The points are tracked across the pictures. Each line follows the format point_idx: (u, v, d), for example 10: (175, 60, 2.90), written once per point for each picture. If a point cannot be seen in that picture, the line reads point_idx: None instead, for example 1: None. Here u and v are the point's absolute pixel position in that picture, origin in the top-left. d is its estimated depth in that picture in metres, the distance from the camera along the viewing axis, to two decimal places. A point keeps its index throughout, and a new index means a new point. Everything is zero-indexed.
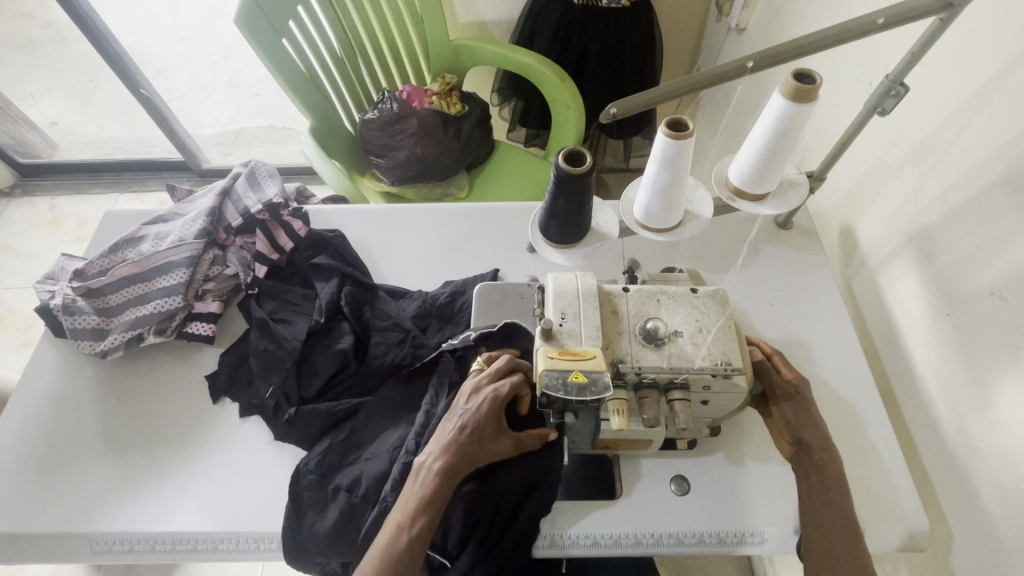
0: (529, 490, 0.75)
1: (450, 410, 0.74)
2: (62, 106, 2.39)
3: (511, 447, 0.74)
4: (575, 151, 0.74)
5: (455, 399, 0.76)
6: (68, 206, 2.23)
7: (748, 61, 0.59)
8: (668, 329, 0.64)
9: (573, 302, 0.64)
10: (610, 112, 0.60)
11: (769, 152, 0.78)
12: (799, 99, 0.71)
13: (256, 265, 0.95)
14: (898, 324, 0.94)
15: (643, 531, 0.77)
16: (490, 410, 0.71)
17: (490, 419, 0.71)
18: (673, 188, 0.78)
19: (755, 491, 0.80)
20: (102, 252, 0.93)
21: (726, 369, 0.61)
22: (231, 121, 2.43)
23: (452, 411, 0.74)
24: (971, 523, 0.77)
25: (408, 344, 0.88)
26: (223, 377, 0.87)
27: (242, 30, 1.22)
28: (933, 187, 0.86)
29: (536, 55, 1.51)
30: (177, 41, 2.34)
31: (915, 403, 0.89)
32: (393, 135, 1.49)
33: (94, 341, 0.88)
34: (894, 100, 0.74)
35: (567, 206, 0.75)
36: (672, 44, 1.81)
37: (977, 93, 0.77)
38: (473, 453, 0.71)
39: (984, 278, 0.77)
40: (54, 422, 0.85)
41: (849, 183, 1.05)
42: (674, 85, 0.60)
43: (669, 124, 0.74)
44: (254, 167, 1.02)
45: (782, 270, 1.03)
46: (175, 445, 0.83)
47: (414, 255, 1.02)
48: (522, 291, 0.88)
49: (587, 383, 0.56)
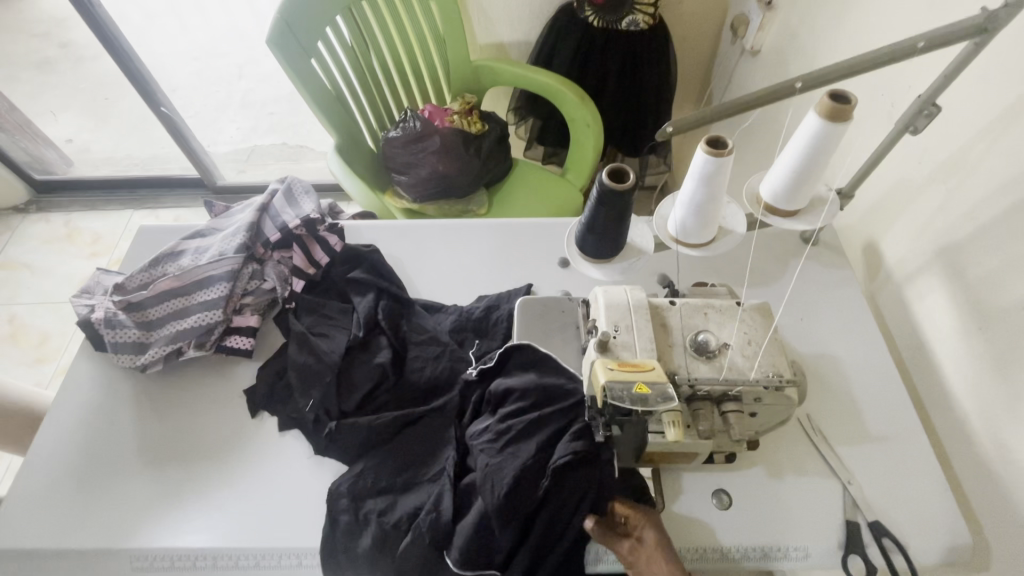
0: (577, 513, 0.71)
1: None
2: (78, 123, 2.42)
3: None
4: (617, 168, 0.76)
5: None
6: (84, 222, 2.25)
7: (797, 81, 0.62)
8: (718, 342, 0.65)
9: (624, 316, 0.64)
10: (665, 130, 0.63)
11: (803, 170, 0.81)
12: (835, 118, 0.74)
13: (294, 280, 0.96)
14: (927, 338, 0.95)
15: (687, 545, 0.77)
16: None
17: None
18: (711, 205, 0.81)
19: (796, 506, 0.80)
20: (143, 266, 0.93)
21: (779, 381, 0.62)
22: (245, 137, 2.48)
23: None
24: (1010, 534, 0.78)
25: (446, 358, 0.89)
26: (260, 393, 0.87)
27: (274, 50, 1.25)
28: (961, 204, 0.88)
29: (558, 77, 1.55)
30: (191, 61, 2.37)
31: (948, 417, 0.90)
32: (416, 152, 1.52)
33: (134, 355, 0.88)
34: (927, 119, 0.76)
35: (607, 220, 0.79)
36: (685, 65, 1.85)
37: (1003, 114, 0.80)
38: None
39: (1016, 293, 0.79)
40: (91, 437, 0.84)
41: (873, 200, 1.07)
42: (722, 107, 0.62)
43: (709, 142, 0.77)
44: (290, 184, 1.03)
45: (811, 284, 1.03)
46: (213, 461, 0.83)
47: (447, 269, 1.03)
48: (564, 305, 0.85)
49: (653, 394, 0.55)
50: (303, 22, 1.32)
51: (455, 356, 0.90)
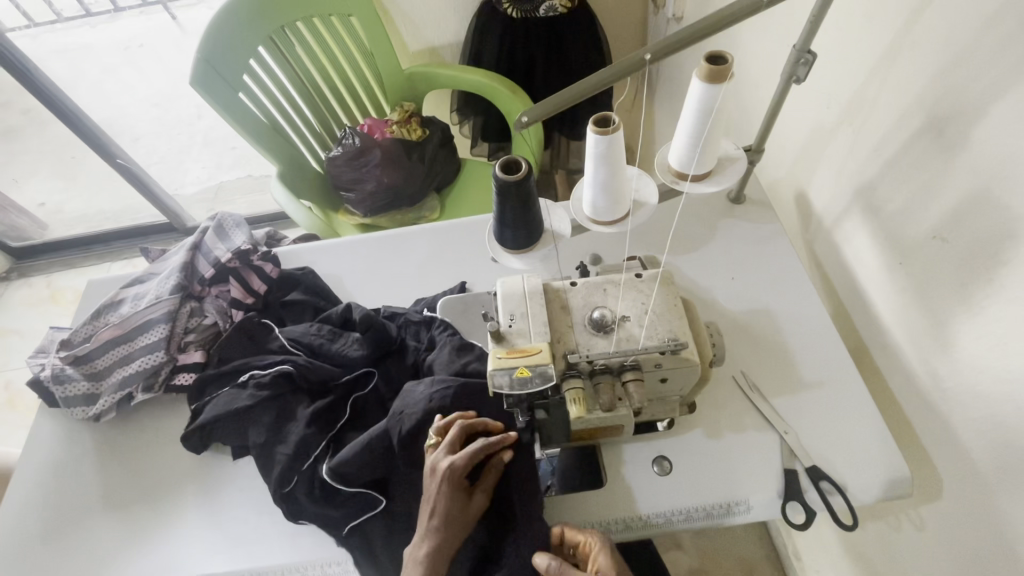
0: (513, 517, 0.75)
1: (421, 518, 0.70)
2: (47, 186, 2.45)
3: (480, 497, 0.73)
4: (510, 159, 0.78)
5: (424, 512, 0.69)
6: (64, 281, 2.30)
7: (645, 53, 0.64)
8: (615, 315, 0.67)
9: (520, 303, 0.67)
10: (521, 121, 0.66)
11: (697, 135, 0.81)
12: (714, 80, 0.74)
13: (234, 312, 0.98)
14: (859, 278, 0.96)
15: (632, 515, 0.80)
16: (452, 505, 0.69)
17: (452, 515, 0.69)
18: (613, 181, 0.81)
19: (736, 462, 0.82)
20: (86, 320, 0.98)
21: (673, 345, 0.63)
22: (211, 176, 2.46)
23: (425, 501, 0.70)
24: (953, 460, 0.79)
25: (368, 359, 0.90)
26: (196, 436, 0.86)
27: (198, 90, 1.28)
28: (867, 142, 0.88)
29: (489, 74, 1.56)
30: (151, 107, 2.46)
31: (886, 353, 0.91)
32: (359, 168, 1.52)
33: (86, 406, 0.92)
34: (806, 67, 0.77)
35: (514, 212, 0.79)
36: (618, 40, 1.86)
37: (889, 49, 0.80)
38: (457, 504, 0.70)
39: (924, 224, 0.80)
40: (56, 489, 0.88)
41: (795, 150, 1.08)
42: (580, 87, 0.63)
43: (598, 121, 0.78)
44: (221, 220, 1.06)
45: (742, 242, 1.05)
46: (170, 496, 0.86)
47: (384, 278, 1.06)
48: (482, 301, 0.91)
49: (535, 376, 0.60)
50: (223, 58, 1.34)
51: (374, 355, 0.90)
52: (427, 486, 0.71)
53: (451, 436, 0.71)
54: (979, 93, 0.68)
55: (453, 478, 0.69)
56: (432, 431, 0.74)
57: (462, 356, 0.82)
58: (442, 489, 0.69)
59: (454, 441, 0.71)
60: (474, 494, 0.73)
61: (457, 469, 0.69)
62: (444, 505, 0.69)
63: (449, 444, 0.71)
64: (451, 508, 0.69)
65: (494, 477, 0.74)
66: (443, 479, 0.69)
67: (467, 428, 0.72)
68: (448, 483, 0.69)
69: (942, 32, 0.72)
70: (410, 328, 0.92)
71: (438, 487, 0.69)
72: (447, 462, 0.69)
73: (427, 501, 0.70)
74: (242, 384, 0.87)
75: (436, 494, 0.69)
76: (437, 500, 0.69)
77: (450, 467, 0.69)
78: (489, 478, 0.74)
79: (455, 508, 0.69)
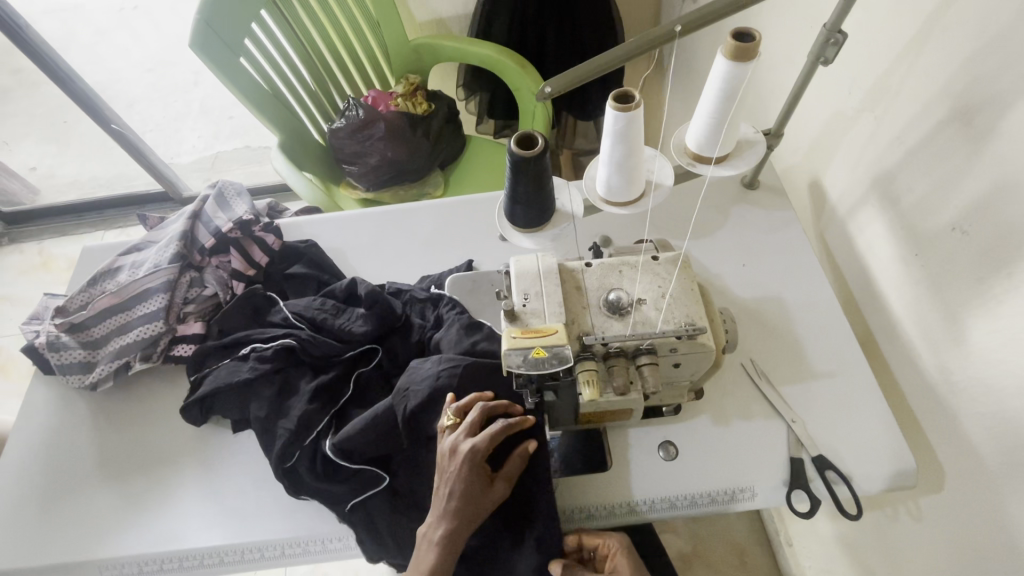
0: (520, 499, 0.75)
1: (437, 498, 0.69)
2: (39, 150, 2.39)
3: (502, 485, 0.70)
4: (526, 134, 0.75)
5: (441, 494, 0.68)
6: (57, 249, 2.25)
7: (677, 24, 0.61)
8: (631, 298, 0.65)
9: (534, 282, 0.66)
10: (545, 91, 0.62)
11: (718, 116, 0.78)
12: (739, 58, 0.71)
13: (234, 283, 0.95)
14: (871, 268, 0.95)
15: (637, 499, 0.79)
16: (471, 490, 0.68)
17: (472, 500, 0.68)
18: (630, 160, 0.79)
19: (742, 449, 0.82)
20: (81, 287, 0.95)
21: (690, 329, 0.62)
22: (207, 146, 2.40)
23: (441, 482, 0.69)
24: (958, 454, 0.79)
25: (373, 337, 0.88)
26: (195, 407, 0.84)
27: (197, 53, 1.23)
28: (889, 130, 0.86)
29: (497, 47, 1.51)
30: (144, 72, 2.38)
31: (895, 345, 0.90)
32: (363, 140, 1.49)
33: (83, 374, 0.90)
34: (835, 48, 0.74)
35: (528, 189, 0.77)
36: (630, 17, 1.80)
37: (918, 32, 0.78)
38: (477, 491, 0.68)
39: (943, 216, 0.78)
40: (50, 458, 0.87)
41: (812, 136, 1.06)
42: (604, 59, 0.61)
43: (618, 98, 0.75)
44: (222, 188, 1.03)
45: (754, 229, 1.03)
46: (168, 468, 0.85)
47: (389, 254, 1.03)
48: (493, 278, 0.89)
49: (550, 357, 0.58)
50: (224, 21, 1.28)
51: (380, 332, 0.88)
52: (445, 468, 0.69)
53: (472, 418, 0.70)
54: (1010, 81, 0.66)
55: (473, 464, 0.68)
56: (450, 412, 0.72)
57: (472, 336, 0.81)
58: (461, 472, 0.68)
59: (474, 424, 0.70)
60: (494, 480, 0.71)
61: (478, 454, 0.68)
62: (463, 489, 0.67)
63: (469, 427, 0.70)
64: (471, 494, 0.68)
65: (518, 464, 0.71)
66: (463, 463, 0.68)
67: (488, 411, 0.71)
68: (468, 467, 0.68)
69: (976, 16, 0.69)
70: (417, 304, 0.91)
71: (457, 470, 0.68)
72: (467, 445, 0.68)
73: (444, 482, 0.69)
74: (243, 356, 0.86)
75: (455, 477, 0.68)
76: (455, 483, 0.68)
77: (471, 451, 0.68)
78: (513, 465, 0.71)
79: (473, 492, 0.68)
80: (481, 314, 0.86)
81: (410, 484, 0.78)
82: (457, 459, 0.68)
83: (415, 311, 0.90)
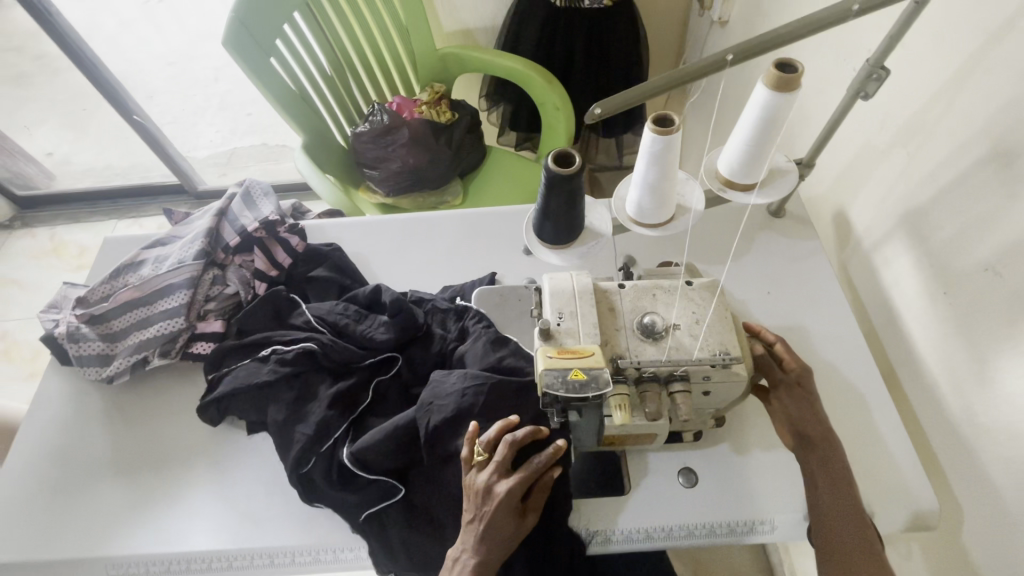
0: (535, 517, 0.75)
1: (470, 536, 0.68)
2: (57, 136, 2.39)
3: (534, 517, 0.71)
4: (563, 152, 0.75)
5: (475, 532, 0.68)
6: (69, 235, 2.25)
7: (727, 54, 0.61)
8: (666, 322, 0.65)
9: (569, 301, 0.65)
10: (593, 112, 0.62)
11: (756, 145, 0.78)
12: (781, 88, 0.71)
13: (257, 283, 0.95)
14: (895, 304, 0.94)
15: (654, 525, 0.78)
16: (506, 528, 0.67)
17: (508, 537, 0.67)
18: (664, 183, 0.79)
19: (762, 479, 0.81)
20: (104, 278, 0.94)
21: (725, 358, 0.62)
22: (224, 142, 2.44)
23: (473, 519, 0.69)
24: (978, 497, 0.78)
25: (394, 346, 0.87)
26: (212, 408, 0.84)
27: (230, 51, 1.24)
28: (922, 167, 0.86)
29: (524, 61, 1.52)
30: (166, 66, 2.34)
31: (917, 382, 0.90)
32: (386, 146, 1.49)
33: (100, 366, 0.90)
34: (876, 84, 0.75)
35: (561, 206, 0.76)
36: (657, 38, 1.81)
37: (959, 72, 0.78)
38: (512, 530, 0.68)
39: (976, 256, 0.78)
40: (62, 450, 0.86)
41: (841, 167, 1.06)
42: (652, 84, 0.61)
43: (657, 120, 0.74)
44: (249, 186, 1.03)
45: (778, 257, 1.04)
46: (181, 467, 0.84)
47: (412, 261, 1.03)
48: (519, 293, 0.87)
49: (587, 380, 0.58)
50: (259, 23, 1.29)
51: (402, 341, 0.87)
52: (478, 507, 0.68)
53: (502, 456, 0.68)
54: None
55: (509, 505, 0.67)
56: (479, 447, 0.70)
57: (498, 352, 0.80)
58: (497, 512, 0.67)
59: (505, 462, 0.69)
60: (525, 512, 0.70)
61: (514, 495, 0.68)
62: (499, 528, 0.67)
63: (501, 467, 0.69)
64: (507, 532, 0.67)
65: (547, 493, 0.71)
66: (498, 505, 0.67)
67: (517, 445, 0.69)
68: (504, 507, 0.67)
69: (1019, 61, 0.69)
70: (441, 314, 0.90)
71: (493, 510, 0.67)
72: (503, 489, 0.67)
73: (479, 522, 0.68)
74: (263, 358, 0.85)
75: (490, 519, 0.67)
76: (491, 524, 0.67)
77: (507, 494, 0.67)
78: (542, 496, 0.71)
79: (509, 532, 0.67)
80: (506, 329, 0.86)
81: (425, 497, 0.76)
82: (493, 499, 0.67)
83: (437, 322, 0.90)
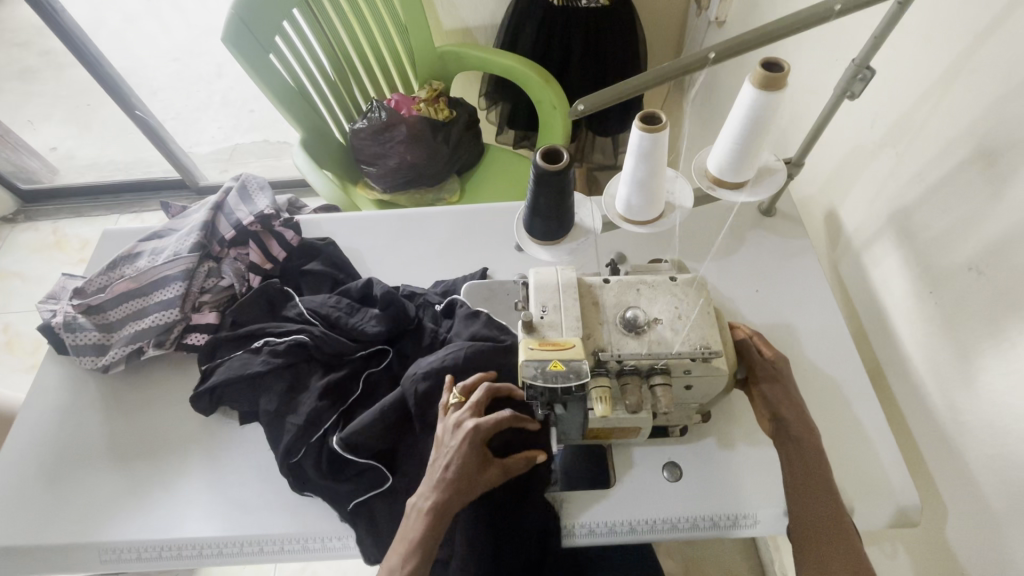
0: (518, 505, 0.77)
1: (431, 469, 0.70)
2: (60, 131, 2.41)
3: (499, 474, 0.71)
4: (550, 149, 0.76)
5: (436, 465, 0.69)
6: (71, 230, 2.27)
7: (710, 52, 0.62)
8: (648, 317, 0.66)
9: (553, 295, 0.67)
10: (578, 108, 0.64)
11: (743, 143, 0.79)
12: (767, 87, 0.72)
13: (250, 277, 0.96)
14: (884, 303, 0.95)
15: (637, 518, 0.79)
16: (465, 466, 0.68)
17: (466, 475, 0.68)
18: (652, 181, 0.79)
19: (746, 474, 0.82)
20: (102, 269, 0.96)
21: (705, 353, 0.63)
22: (227, 137, 2.44)
23: (438, 453, 0.70)
24: (962, 494, 0.79)
25: (384, 339, 0.88)
26: (204, 398, 0.85)
27: (229, 47, 1.25)
28: (910, 166, 0.87)
29: (520, 59, 1.53)
30: (170, 61, 2.38)
31: (904, 381, 0.90)
32: (384, 142, 1.50)
33: (96, 356, 0.91)
34: (862, 83, 0.75)
35: (549, 204, 0.77)
36: (655, 38, 1.82)
37: (947, 72, 0.78)
38: (471, 471, 0.69)
39: (962, 254, 0.78)
40: (58, 438, 0.87)
41: (831, 167, 1.06)
42: (634, 82, 0.62)
43: (645, 118, 0.75)
44: (244, 181, 1.04)
45: (768, 255, 1.05)
46: (175, 455, 0.85)
47: (405, 256, 1.04)
48: (508, 288, 0.91)
49: (568, 370, 0.60)
50: (258, 18, 1.30)
51: (392, 335, 0.88)
52: (446, 442, 0.70)
53: (478, 397, 0.72)
54: None
55: (475, 443, 0.69)
56: (456, 392, 0.74)
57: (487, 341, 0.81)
58: (461, 446, 0.69)
59: (479, 404, 0.72)
60: (489, 462, 0.71)
61: (481, 435, 0.69)
62: (459, 462, 0.68)
63: (475, 406, 0.72)
64: (466, 470, 0.68)
65: (518, 456, 0.72)
66: (464, 438, 0.69)
67: (494, 392, 0.73)
68: (468, 443, 0.69)
69: (1004, 60, 0.70)
70: (433, 308, 0.92)
71: (458, 444, 0.69)
72: (472, 423, 0.70)
73: (442, 456, 0.70)
74: (256, 349, 0.87)
75: (455, 452, 0.69)
76: (453, 456, 0.68)
77: (474, 429, 0.69)
78: (512, 457, 0.72)
79: (469, 470, 0.68)
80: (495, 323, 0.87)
81: (411, 488, 0.78)
82: (459, 433, 0.70)
83: (428, 316, 0.91)
